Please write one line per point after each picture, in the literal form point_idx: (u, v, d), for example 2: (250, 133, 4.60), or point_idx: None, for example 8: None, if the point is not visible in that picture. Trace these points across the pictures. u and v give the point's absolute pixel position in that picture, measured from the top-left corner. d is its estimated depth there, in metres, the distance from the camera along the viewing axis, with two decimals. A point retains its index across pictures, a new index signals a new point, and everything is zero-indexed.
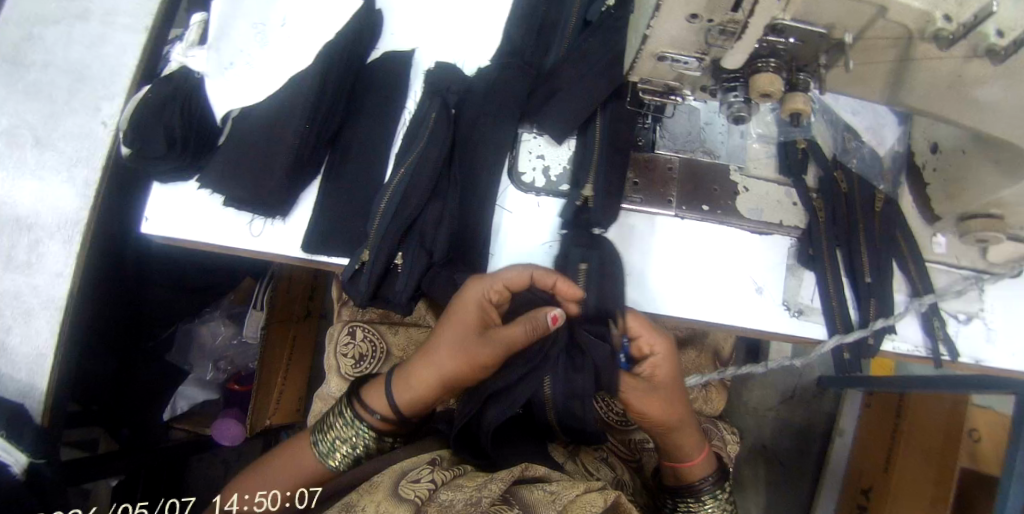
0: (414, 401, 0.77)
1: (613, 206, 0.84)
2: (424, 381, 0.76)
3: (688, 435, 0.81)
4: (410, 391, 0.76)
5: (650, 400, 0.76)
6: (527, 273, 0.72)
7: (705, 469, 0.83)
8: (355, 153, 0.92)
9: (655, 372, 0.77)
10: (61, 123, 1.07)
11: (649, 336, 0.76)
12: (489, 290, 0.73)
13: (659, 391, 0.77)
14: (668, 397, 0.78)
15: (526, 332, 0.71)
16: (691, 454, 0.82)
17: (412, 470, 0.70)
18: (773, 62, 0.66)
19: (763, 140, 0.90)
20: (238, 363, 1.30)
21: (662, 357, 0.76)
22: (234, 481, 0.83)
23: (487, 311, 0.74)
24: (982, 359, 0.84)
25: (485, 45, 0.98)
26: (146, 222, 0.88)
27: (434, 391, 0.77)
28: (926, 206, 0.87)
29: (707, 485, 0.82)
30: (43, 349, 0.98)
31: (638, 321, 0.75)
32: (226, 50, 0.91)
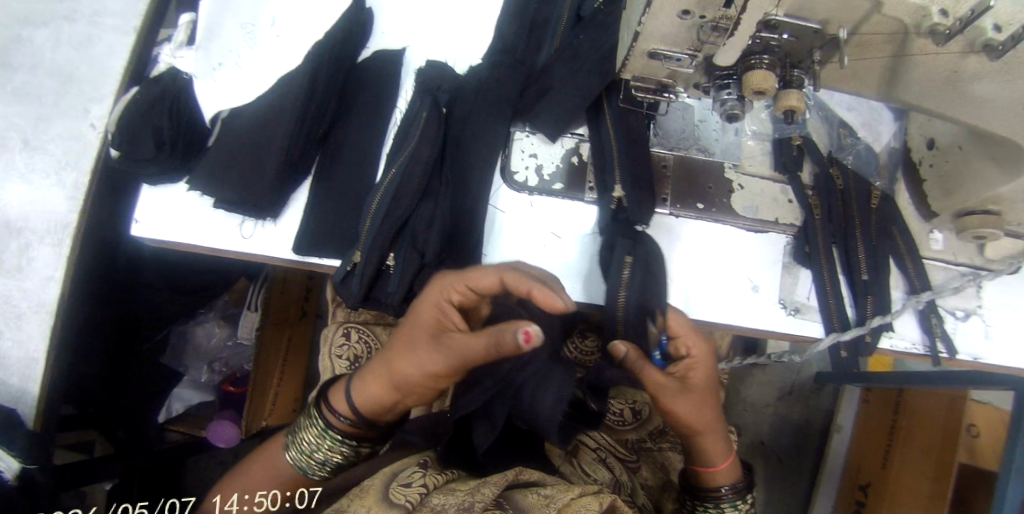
0: (375, 405, 0.73)
1: (648, 198, 0.84)
2: (383, 382, 0.72)
3: (715, 442, 0.76)
4: (369, 392, 0.73)
5: (682, 402, 0.72)
6: (494, 274, 0.65)
7: (727, 478, 0.77)
8: (346, 154, 0.91)
9: (690, 373, 0.72)
10: (51, 125, 1.07)
11: (690, 336, 0.71)
12: (451, 291, 0.67)
13: (693, 393, 0.72)
14: (700, 402, 0.73)
15: (486, 347, 0.61)
16: (714, 463, 0.77)
17: (402, 473, 0.70)
18: (767, 59, 0.64)
19: (758, 138, 0.89)
20: (232, 364, 1.29)
21: (700, 359, 0.72)
22: (224, 481, 0.81)
23: (448, 314, 0.68)
24: (980, 356, 0.83)
25: (477, 43, 0.97)
26: (136, 225, 0.87)
27: (392, 395, 0.72)
28: (923, 203, 0.86)
29: (728, 494, 0.76)
30: (36, 353, 0.99)
31: (679, 318, 0.71)
32: (214, 50, 0.93)
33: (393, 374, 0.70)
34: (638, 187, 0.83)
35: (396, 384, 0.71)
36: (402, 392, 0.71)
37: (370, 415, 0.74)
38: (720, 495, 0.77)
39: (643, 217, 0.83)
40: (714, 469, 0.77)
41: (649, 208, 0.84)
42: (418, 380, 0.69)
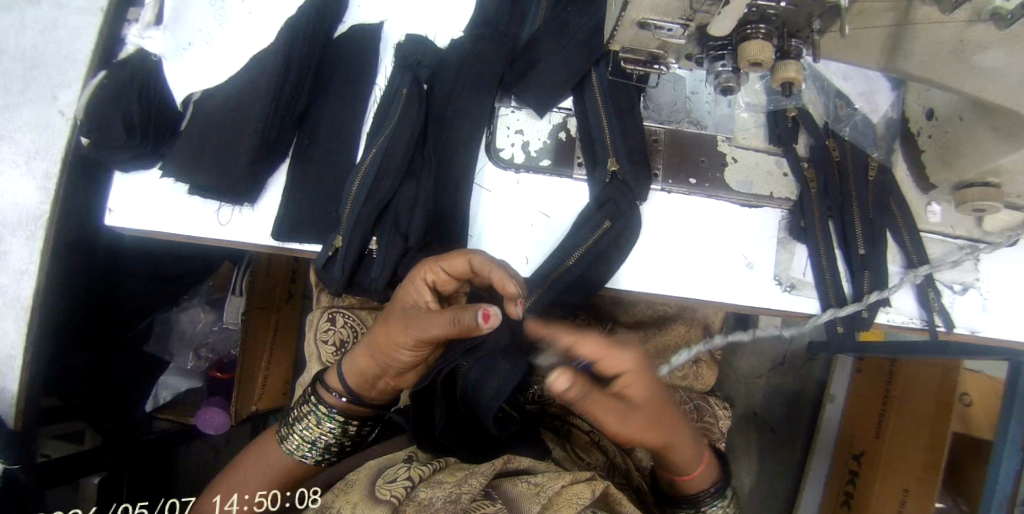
0: (360, 379, 0.74)
1: (643, 171, 0.81)
2: (366, 357, 0.73)
3: (685, 450, 0.72)
4: (354, 367, 0.74)
5: (633, 425, 0.64)
6: (464, 257, 0.64)
7: (707, 480, 0.77)
8: (324, 136, 0.87)
9: (628, 392, 0.63)
10: (17, 114, 1.02)
11: (615, 358, 0.61)
12: (427, 271, 0.67)
13: (638, 411, 0.64)
14: (653, 417, 0.65)
15: (448, 325, 0.61)
16: (689, 471, 0.76)
17: (388, 467, 0.69)
18: (764, 29, 0.61)
19: (752, 110, 0.86)
20: (219, 350, 1.27)
21: (632, 377, 0.62)
22: (211, 485, 0.79)
23: (424, 294, 0.67)
24: (978, 329, 0.82)
25: (458, 15, 0.92)
26: (110, 214, 0.84)
27: (373, 370, 0.73)
28: (921, 175, 0.84)
29: (708, 495, 0.78)
30: (12, 351, 0.97)
31: (592, 343, 0.61)
32: (183, 30, 0.88)
33: (373, 350, 0.71)
34: (621, 157, 0.80)
35: (376, 360, 0.71)
36: (381, 367, 0.72)
37: (357, 388, 0.75)
38: (701, 497, 0.78)
39: (640, 190, 0.81)
40: (691, 475, 0.76)
41: (647, 176, 0.81)
42: (395, 356, 0.69)
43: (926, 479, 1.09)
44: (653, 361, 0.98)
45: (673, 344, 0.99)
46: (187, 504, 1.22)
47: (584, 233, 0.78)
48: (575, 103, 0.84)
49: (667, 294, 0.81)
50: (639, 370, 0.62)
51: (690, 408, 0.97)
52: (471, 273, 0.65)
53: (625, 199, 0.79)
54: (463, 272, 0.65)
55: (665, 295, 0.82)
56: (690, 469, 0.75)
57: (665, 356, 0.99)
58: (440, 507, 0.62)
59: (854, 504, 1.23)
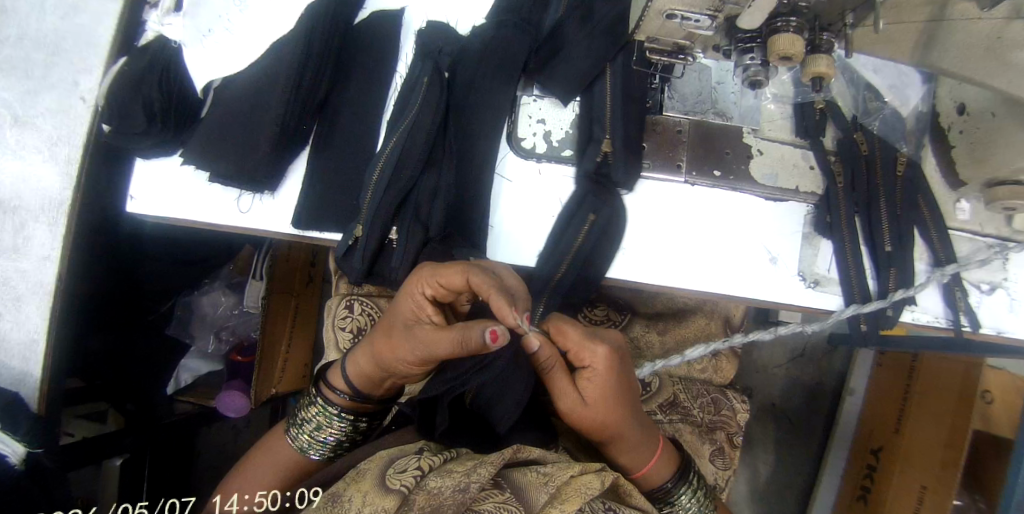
0: (366, 380, 0.73)
1: (637, 157, 0.80)
2: (371, 364, 0.72)
3: (629, 448, 0.74)
4: (358, 369, 0.73)
5: (583, 416, 0.70)
6: (462, 274, 0.62)
7: (661, 476, 0.77)
8: (344, 124, 0.87)
9: (586, 385, 0.69)
10: (40, 99, 1.02)
11: (586, 350, 0.68)
12: (424, 286, 0.64)
13: (590, 407, 0.69)
14: (604, 416, 0.70)
15: (455, 345, 0.60)
16: (637, 468, 0.76)
17: (399, 458, 0.70)
18: (795, 21, 0.60)
19: (779, 101, 0.84)
20: (238, 333, 1.31)
21: (597, 371, 0.68)
22: (225, 480, 0.81)
23: (424, 308, 0.65)
24: (1004, 330, 0.80)
25: (480, 2, 0.91)
26: (132, 201, 0.85)
27: (379, 376, 0.72)
28: (951, 171, 0.82)
29: (665, 489, 0.77)
30: (36, 334, 0.99)
31: (570, 333, 0.68)
32: (203, 16, 0.85)
33: (378, 358, 0.70)
34: (638, 148, 0.79)
35: (380, 366, 0.70)
36: (388, 373, 0.71)
37: (363, 389, 0.74)
38: (660, 492, 0.78)
39: (626, 183, 0.80)
40: (641, 473, 0.77)
41: (639, 163, 0.80)
42: (401, 366, 0.68)
43: (945, 476, 1.08)
44: (672, 353, 0.98)
45: (691, 336, 0.99)
46: (188, 504, 1.20)
47: (596, 227, 0.79)
48: (583, 98, 0.83)
49: (688, 287, 0.81)
50: (604, 368, 0.68)
51: (707, 401, 0.96)
52: (469, 288, 0.63)
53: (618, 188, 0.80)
54: (459, 290, 0.63)
55: (685, 289, 0.81)
56: (639, 466, 0.76)
57: (682, 349, 0.99)
58: (447, 496, 0.62)
59: (871, 499, 1.22)
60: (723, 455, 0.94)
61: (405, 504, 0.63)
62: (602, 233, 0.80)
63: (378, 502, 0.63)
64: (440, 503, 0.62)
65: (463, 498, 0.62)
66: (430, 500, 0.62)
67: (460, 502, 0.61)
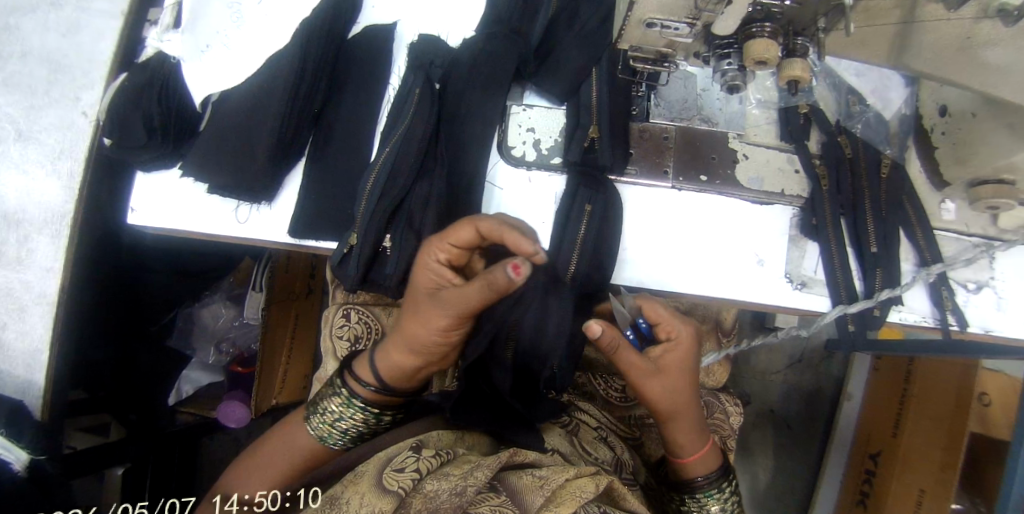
0: (395, 372, 0.74)
1: (621, 150, 0.82)
2: (401, 352, 0.72)
3: (691, 427, 0.75)
4: (389, 362, 0.74)
5: (660, 387, 0.71)
6: (469, 225, 0.63)
7: (706, 467, 0.78)
8: (338, 135, 0.89)
9: (667, 357, 0.72)
10: (42, 114, 1.05)
11: (671, 323, 0.72)
12: (436, 252, 0.66)
13: (668, 376, 0.71)
14: (679, 387, 0.72)
15: (480, 293, 0.60)
16: (689, 452, 0.77)
17: (397, 456, 0.68)
18: (769, 27, 0.62)
19: (763, 106, 0.85)
20: (241, 345, 1.28)
21: (680, 344, 0.72)
22: (230, 472, 0.79)
23: (443, 273, 0.66)
24: (992, 328, 0.80)
25: (469, 15, 0.93)
26: (133, 213, 0.87)
27: (412, 362, 0.72)
28: (934, 171, 0.83)
29: (705, 482, 0.77)
30: (40, 344, 1.01)
31: (656, 307, 0.72)
32: (201, 32, 0.88)
33: (407, 341, 0.70)
34: (618, 155, 0.81)
35: (411, 349, 0.71)
36: (422, 355, 0.71)
37: (391, 381, 0.75)
38: (698, 485, 0.77)
39: (612, 167, 0.81)
40: (688, 460, 0.77)
41: (622, 160, 0.82)
42: (431, 340, 0.68)
43: (943, 477, 1.08)
44: None
45: None
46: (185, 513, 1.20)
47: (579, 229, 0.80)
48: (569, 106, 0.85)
49: (680, 290, 0.82)
50: (688, 342, 0.73)
51: (700, 404, 0.97)
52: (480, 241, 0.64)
53: (599, 179, 0.81)
54: (473, 238, 0.64)
55: (674, 292, 0.82)
56: (687, 454, 0.77)
57: None
58: (444, 499, 0.62)
59: (870, 504, 1.22)
60: None
61: (401, 507, 0.62)
62: (592, 237, 0.81)
63: (375, 503, 0.61)
64: (438, 507, 0.61)
65: (460, 500, 0.62)
66: (428, 502, 0.61)
67: (457, 504, 0.61)
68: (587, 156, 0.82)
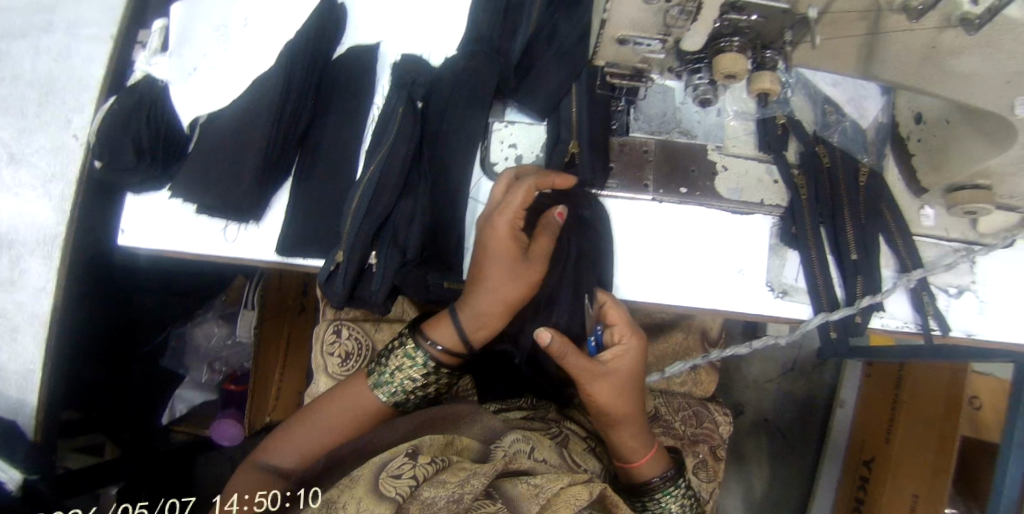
0: (478, 328, 0.75)
1: (602, 163, 0.83)
2: (490, 309, 0.74)
3: (637, 431, 0.76)
4: (473, 318, 0.75)
5: (607, 388, 0.72)
6: (526, 185, 0.73)
7: (657, 469, 0.78)
8: (324, 154, 0.90)
9: (616, 361, 0.74)
10: (34, 137, 1.09)
11: (622, 325, 0.75)
12: (507, 214, 0.73)
13: (618, 377, 0.73)
14: (622, 389, 0.73)
15: (549, 245, 0.76)
16: (633, 457, 0.77)
17: (391, 462, 0.61)
18: (737, 42, 0.63)
19: (742, 118, 0.87)
20: (233, 363, 1.27)
21: (629, 346, 0.74)
22: (283, 425, 0.79)
23: (515, 232, 0.73)
24: (974, 332, 0.81)
25: (451, 35, 0.95)
26: (124, 235, 0.88)
27: (501, 318, 0.75)
28: (912, 178, 0.84)
29: (660, 483, 0.77)
30: (32, 365, 1.05)
31: (616, 310, 0.76)
32: (188, 55, 0.91)
33: (498, 299, 0.73)
34: (598, 167, 0.82)
35: (504, 306, 0.74)
36: (510, 310, 0.75)
37: (469, 339, 0.75)
38: (651, 487, 0.77)
39: (594, 182, 0.82)
40: (636, 463, 0.78)
41: (604, 174, 0.82)
42: (519, 290, 0.74)
43: (936, 482, 1.08)
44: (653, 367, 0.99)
45: (671, 350, 1.00)
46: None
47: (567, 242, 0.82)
48: (550, 122, 0.87)
49: (664, 301, 0.82)
50: (636, 344, 0.75)
51: (688, 414, 0.97)
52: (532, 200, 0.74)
53: (581, 194, 0.83)
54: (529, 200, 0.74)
55: (659, 303, 0.82)
56: (635, 458, 0.77)
57: (665, 364, 1.00)
58: (444, 507, 0.56)
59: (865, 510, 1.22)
60: (707, 467, 0.94)
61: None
62: (580, 251, 0.82)
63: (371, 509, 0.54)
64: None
65: (459, 509, 0.56)
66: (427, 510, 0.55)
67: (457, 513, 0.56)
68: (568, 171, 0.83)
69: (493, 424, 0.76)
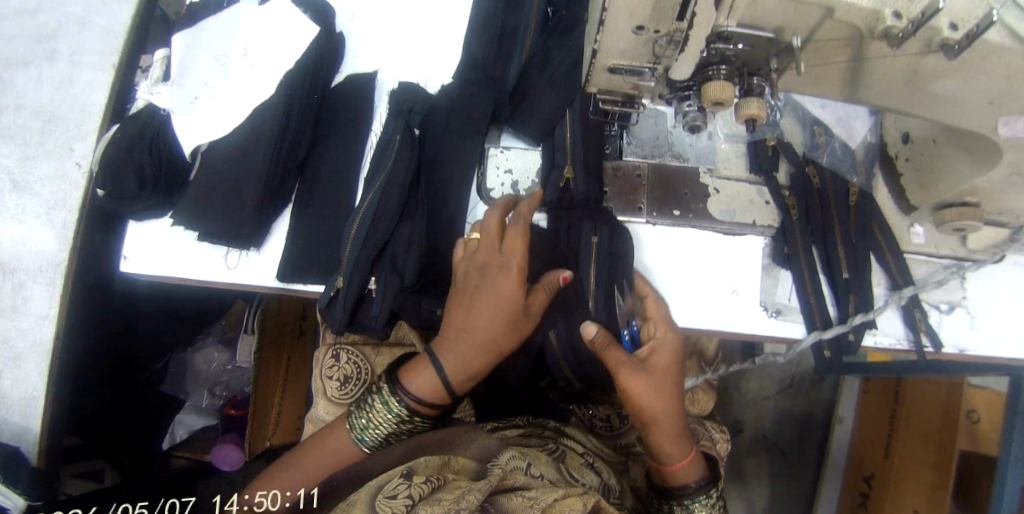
0: (462, 372, 0.75)
1: (596, 187, 0.85)
2: (477, 353, 0.75)
3: (674, 434, 0.75)
4: (458, 361, 0.75)
5: (644, 385, 0.73)
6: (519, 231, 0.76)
7: (693, 475, 0.78)
8: (323, 182, 0.92)
9: (655, 355, 0.75)
10: (37, 164, 1.11)
11: (662, 324, 0.76)
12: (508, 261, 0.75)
13: (656, 371, 0.74)
14: (661, 385, 0.74)
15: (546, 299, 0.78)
16: (673, 460, 0.77)
17: (386, 485, 0.63)
18: (724, 70, 0.65)
19: (732, 140, 0.89)
20: (232, 387, 1.27)
21: (663, 340, 0.75)
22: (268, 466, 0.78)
23: (509, 277, 0.74)
24: (967, 348, 0.82)
25: (446, 62, 0.98)
26: (126, 262, 0.89)
27: (485, 361, 0.76)
28: (901, 197, 0.86)
29: (694, 490, 0.77)
30: (36, 391, 1.06)
31: (657, 306, 0.78)
32: (189, 84, 0.89)
33: (485, 345, 0.75)
34: (592, 190, 0.84)
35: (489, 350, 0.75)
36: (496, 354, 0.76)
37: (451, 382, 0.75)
38: (686, 493, 0.77)
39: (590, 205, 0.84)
40: (674, 467, 0.77)
41: (598, 198, 0.84)
42: (508, 337, 0.76)
43: (936, 497, 1.09)
44: None
45: None
46: None
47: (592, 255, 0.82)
48: (545, 147, 0.88)
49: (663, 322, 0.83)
50: (670, 339, 0.76)
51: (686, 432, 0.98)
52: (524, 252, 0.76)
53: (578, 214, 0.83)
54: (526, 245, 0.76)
55: None
56: (671, 461, 0.77)
57: None
58: None
59: None
60: None
61: None
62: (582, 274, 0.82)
63: None
64: None
65: None
66: None
67: None
68: (563, 196, 0.85)
69: (488, 442, 0.76)
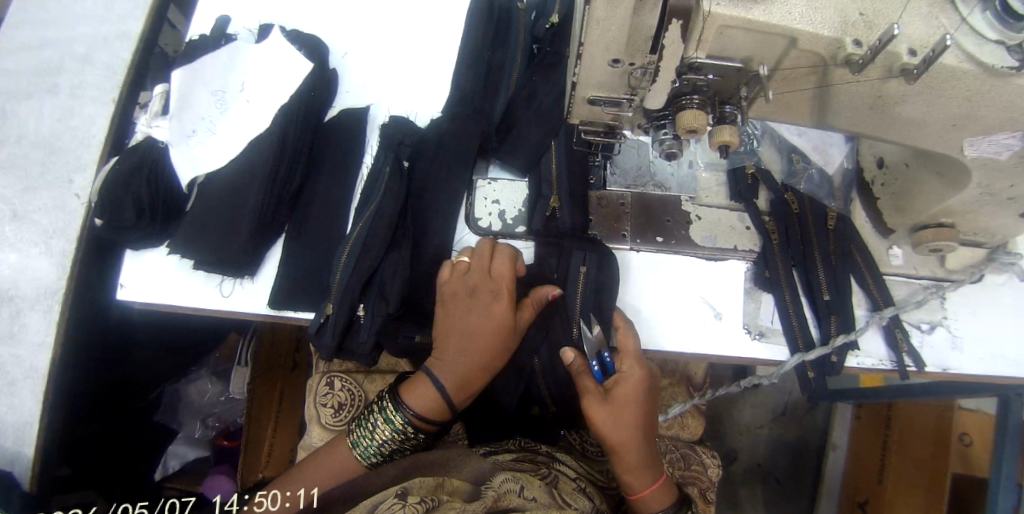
0: (457, 385, 0.76)
1: (581, 213, 0.87)
2: (469, 367, 0.76)
3: (637, 462, 0.75)
4: (452, 373, 0.76)
5: (606, 414, 0.75)
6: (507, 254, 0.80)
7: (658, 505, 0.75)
8: (315, 212, 0.94)
9: (618, 387, 0.76)
10: (37, 195, 1.13)
11: (631, 360, 0.78)
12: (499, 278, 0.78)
13: (620, 404, 0.75)
14: (621, 416, 0.75)
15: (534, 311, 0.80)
16: (636, 488, 0.76)
17: (382, 503, 0.64)
18: (697, 99, 0.67)
19: (712, 168, 0.92)
20: (226, 419, 1.30)
21: (628, 373, 0.77)
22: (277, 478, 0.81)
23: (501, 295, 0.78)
24: (950, 366, 0.83)
25: (436, 96, 1.01)
26: (123, 290, 0.91)
27: (478, 375, 0.77)
28: (879, 220, 0.88)
29: None
30: (30, 418, 1.06)
31: (628, 337, 0.79)
32: (188, 118, 0.92)
33: (478, 357, 0.76)
34: (577, 218, 0.87)
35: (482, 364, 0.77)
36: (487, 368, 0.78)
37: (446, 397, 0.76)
38: None
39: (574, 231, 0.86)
40: (638, 495, 0.76)
41: (583, 225, 0.87)
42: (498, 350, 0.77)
43: None
44: None
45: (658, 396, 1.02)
46: None
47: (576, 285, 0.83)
48: (531, 176, 0.91)
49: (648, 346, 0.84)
50: (638, 374, 0.77)
51: (676, 457, 0.98)
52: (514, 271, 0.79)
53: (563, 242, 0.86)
54: (513, 269, 0.79)
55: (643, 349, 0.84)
56: (634, 490, 0.76)
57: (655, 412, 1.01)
58: None
59: None
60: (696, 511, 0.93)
61: None
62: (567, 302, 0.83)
63: None
64: None
65: None
66: None
67: None
68: (550, 224, 0.87)
69: (481, 465, 0.76)
